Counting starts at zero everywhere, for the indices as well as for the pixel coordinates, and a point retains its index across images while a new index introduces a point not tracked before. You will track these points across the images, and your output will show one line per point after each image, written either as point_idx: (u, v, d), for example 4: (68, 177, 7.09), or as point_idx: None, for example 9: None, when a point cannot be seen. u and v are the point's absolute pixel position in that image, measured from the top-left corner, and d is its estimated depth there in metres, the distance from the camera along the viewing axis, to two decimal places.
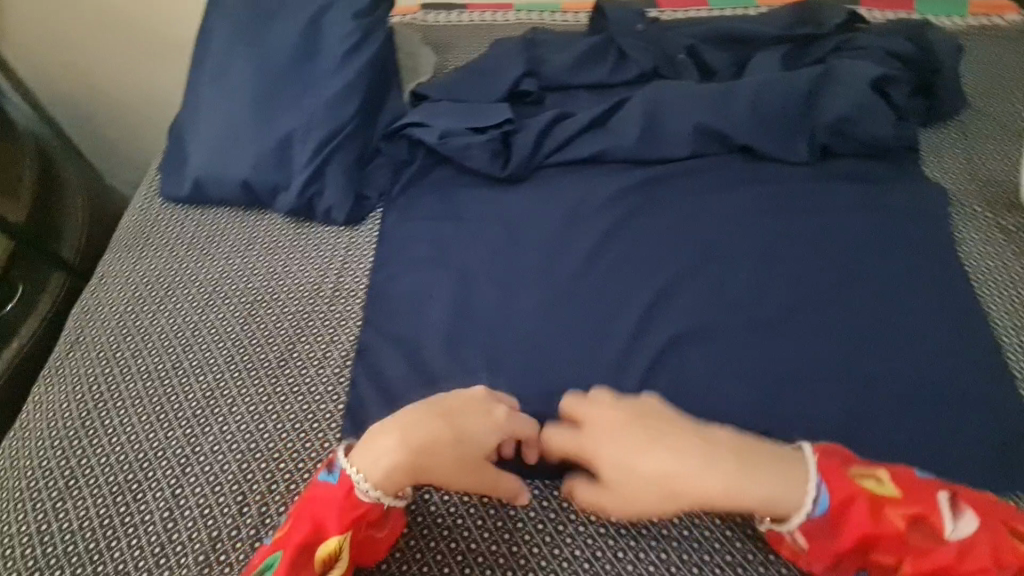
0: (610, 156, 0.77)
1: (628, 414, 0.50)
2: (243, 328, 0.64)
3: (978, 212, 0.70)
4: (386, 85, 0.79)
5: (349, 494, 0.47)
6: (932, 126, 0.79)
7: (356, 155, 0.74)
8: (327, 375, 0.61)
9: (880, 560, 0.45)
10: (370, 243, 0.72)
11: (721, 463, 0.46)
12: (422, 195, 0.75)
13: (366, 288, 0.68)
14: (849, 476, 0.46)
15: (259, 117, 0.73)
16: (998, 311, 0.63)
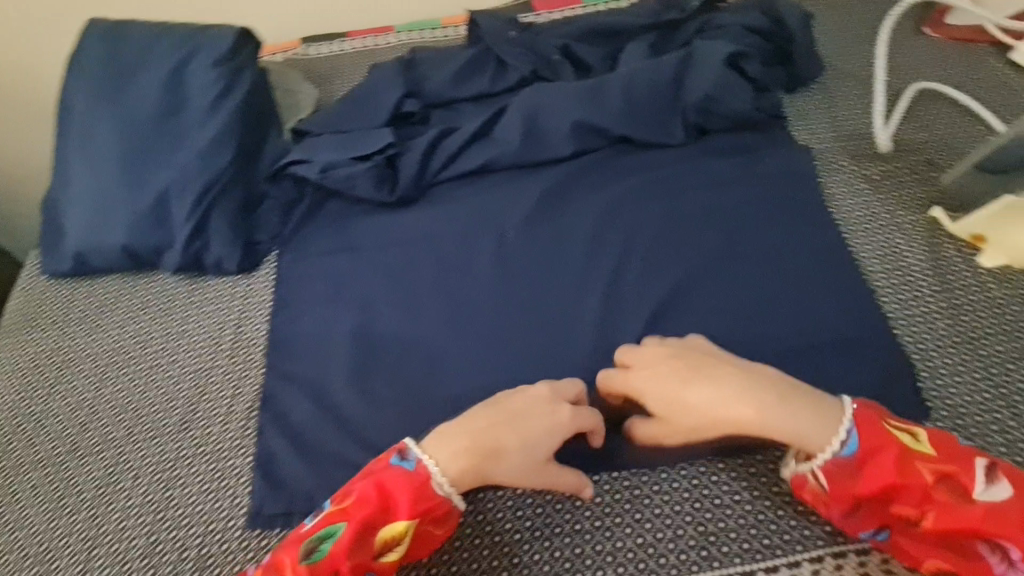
0: (498, 165, 0.77)
1: (676, 358, 0.54)
2: (142, 397, 0.64)
3: (846, 167, 0.75)
4: (262, 124, 0.77)
5: (424, 484, 0.49)
6: (798, 91, 0.82)
7: (239, 202, 0.71)
8: (231, 431, 0.62)
9: (900, 510, 0.46)
10: (267, 287, 0.71)
11: (759, 397, 0.49)
12: (315, 232, 0.74)
13: (266, 335, 0.68)
14: (885, 428, 0.47)
15: (131, 179, 0.70)
16: (865, 259, 0.68)
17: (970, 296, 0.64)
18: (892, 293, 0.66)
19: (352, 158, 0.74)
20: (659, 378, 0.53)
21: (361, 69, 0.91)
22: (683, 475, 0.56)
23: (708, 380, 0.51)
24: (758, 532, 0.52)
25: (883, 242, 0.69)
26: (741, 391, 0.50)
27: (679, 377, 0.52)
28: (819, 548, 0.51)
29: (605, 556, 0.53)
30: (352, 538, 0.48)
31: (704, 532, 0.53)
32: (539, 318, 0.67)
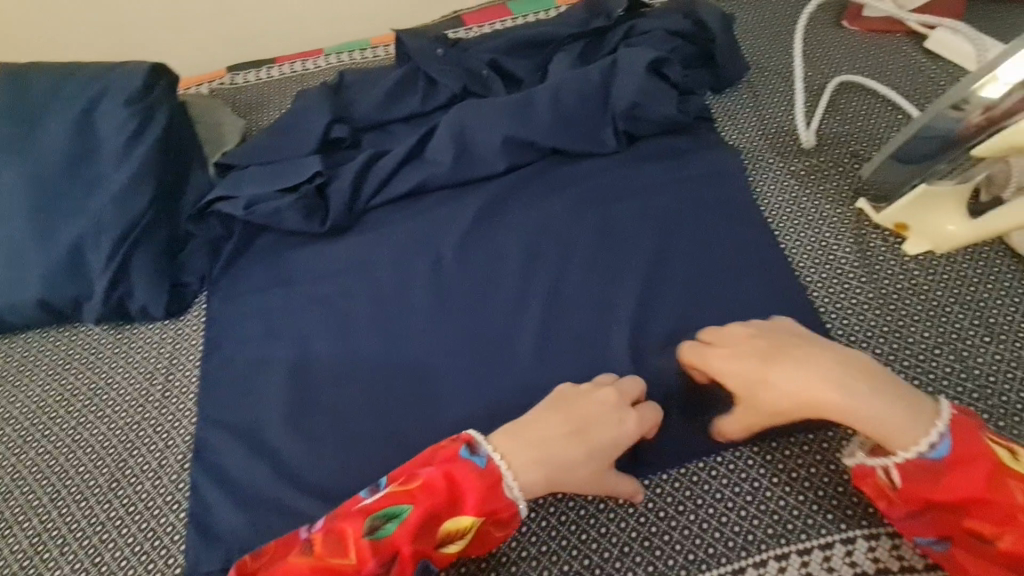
0: (431, 186, 0.75)
1: (768, 344, 0.54)
2: (68, 457, 0.62)
3: (772, 164, 0.76)
4: (183, 161, 0.75)
5: (494, 485, 0.50)
6: (722, 92, 0.84)
7: (162, 246, 0.69)
8: (163, 486, 0.60)
9: (973, 526, 0.45)
10: (196, 332, 0.69)
11: (848, 384, 0.49)
12: (245, 270, 0.72)
13: (197, 382, 0.66)
14: (982, 440, 0.46)
15: (44, 230, 0.67)
16: (794, 254, 0.69)
17: (897, 283, 0.66)
18: (821, 286, 0.67)
19: (278, 191, 0.72)
20: (740, 360, 0.54)
21: (286, 95, 0.89)
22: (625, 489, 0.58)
23: (799, 364, 0.51)
24: (701, 542, 0.55)
25: (811, 236, 0.70)
26: (829, 377, 0.50)
27: (766, 359, 0.53)
28: (761, 553, 0.54)
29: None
30: (416, 526, 0.48)
31: (648, 546, 0.55)
32: (480, 342, 0.66)
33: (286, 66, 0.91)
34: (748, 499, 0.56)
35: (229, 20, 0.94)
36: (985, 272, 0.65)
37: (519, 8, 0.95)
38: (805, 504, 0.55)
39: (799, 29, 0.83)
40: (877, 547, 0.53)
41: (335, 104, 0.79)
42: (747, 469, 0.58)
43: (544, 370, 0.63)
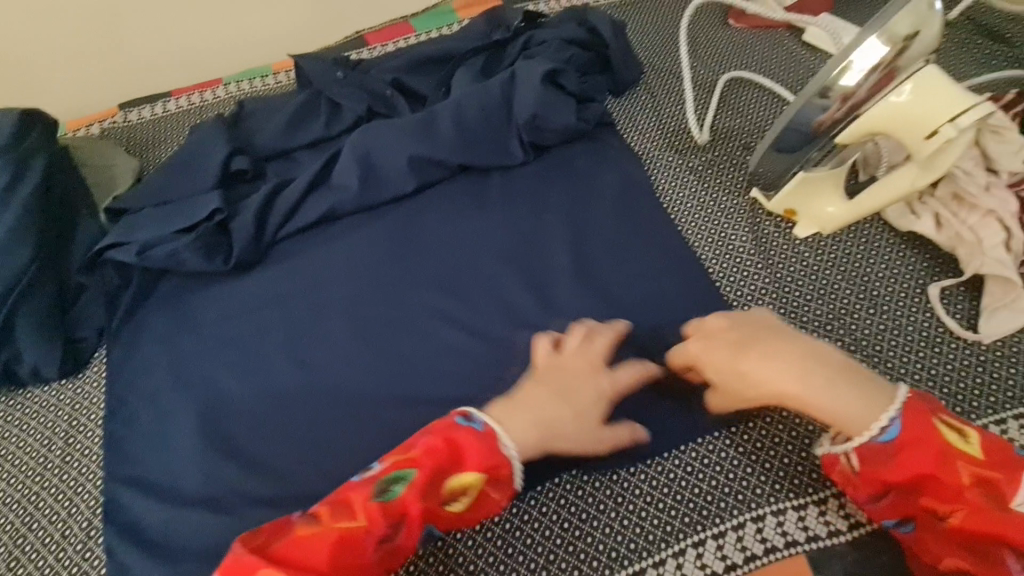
0: (340, 212, 0.75)
1: (741, 335, 0.55)
2: None
3: (671, 162, 0.80)
4: (76, 212, 0.75)
5: (495, 444, 0.52)
6: (622, 95, 0.86)
7: (52, 300, 0.68)
8: (66, 555, 0.59)
9: (930, 504, 0.48)
10: (93, 390, 0.68)
11: (812, 374, 0.51)
12: (148, 316, 0.71)
13: (99, 442, 0.65)
14: (935, 424, 0.48)
15: None
16: (698, 246, 0.72)
17: (791, 266, 0.70)
18: (725, 277, 0.70)
19: (174, 233, 0.72)
20: (716, 350, 0.56)
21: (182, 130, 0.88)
22: (541, 490, 0.59)
23: (767, 360, 0.53)
24: (620, 534, 0.57)
25: (709, 228, 0.74)
26: (797, 368, 0.52)
27: (738, 351, 0.55)
28: (679, 543, 0.55)
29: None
30: (435, 482, 0.51)
31: (566, 544, 0.57)
32: (401, 364, 0.65)
33: (182, 100, 0.91)
34: (660, 485, 0.58)
35: (119, 57, 0.96)
36: (867, 246, 0.70)
37: (419, 24, 0.96)
38: (712, 484, 0.58)
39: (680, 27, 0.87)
40: (787, 521, 0.55)
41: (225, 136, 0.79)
42: (663, 462, 0.60)
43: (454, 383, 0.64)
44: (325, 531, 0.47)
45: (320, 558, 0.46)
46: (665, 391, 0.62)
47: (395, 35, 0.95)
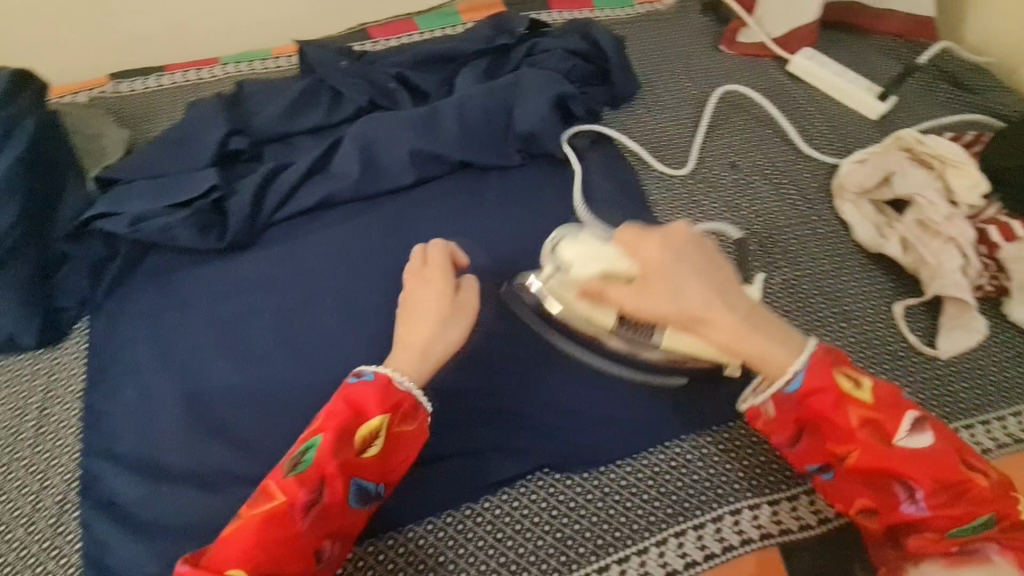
0: (522, 172, 0.81)
1: (671, 252, 0.52)
2: None
3: (831, 221, 0.79)
4: (298, 115, 0.84)
5: (384, 385, 0.53)
6: (774, 142, 0.88)
7: (263, 179, 0.74)
8: (46, 503, 0.56)
9: (834, 450, 0.51)
10: (78, 362, 0.64)
11: (736, 309, 0.52)
12: (334, 216, 0.76)
13: (76, 411, 0.61)
14: (835, 371, 0.51)
15: (175, 154, 0.76)
16: (861, 298, 0.73)
17: (932, 348, 0.69)
18: (860, 343, 0.69)
19: (389, 140, 0.78)
20: (663, 254, 0.52)
21: (395, 48, 0.93)
22: (661, 458, 0.61)
23: (740, 334, 0.51)
24: (729, 523, 0.57)
25: (878, 289, 0.73)
26: (812, 384, 0.51)
27: (691, 269, 0.51)
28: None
29: (585, 534, 0.57)
30: (390, 380, 0.54)
31: (677, 516, 0.58)
32: None
33: (399, 40, 0.99)
34: (780, 494, 0.59)
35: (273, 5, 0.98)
36: (1001, 339, 0.70)
37: (602, 3, 1.05)
38: (832, 514, 0.58)
39: (766, 108, 0.90)
40: None
41: (449, 81, 0.90)
42: (771, 488, 0.59)
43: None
44: (322, 432, 0.51)
45: (329, 444, 0.50)
46: None
47: (579, 7, 1.04)
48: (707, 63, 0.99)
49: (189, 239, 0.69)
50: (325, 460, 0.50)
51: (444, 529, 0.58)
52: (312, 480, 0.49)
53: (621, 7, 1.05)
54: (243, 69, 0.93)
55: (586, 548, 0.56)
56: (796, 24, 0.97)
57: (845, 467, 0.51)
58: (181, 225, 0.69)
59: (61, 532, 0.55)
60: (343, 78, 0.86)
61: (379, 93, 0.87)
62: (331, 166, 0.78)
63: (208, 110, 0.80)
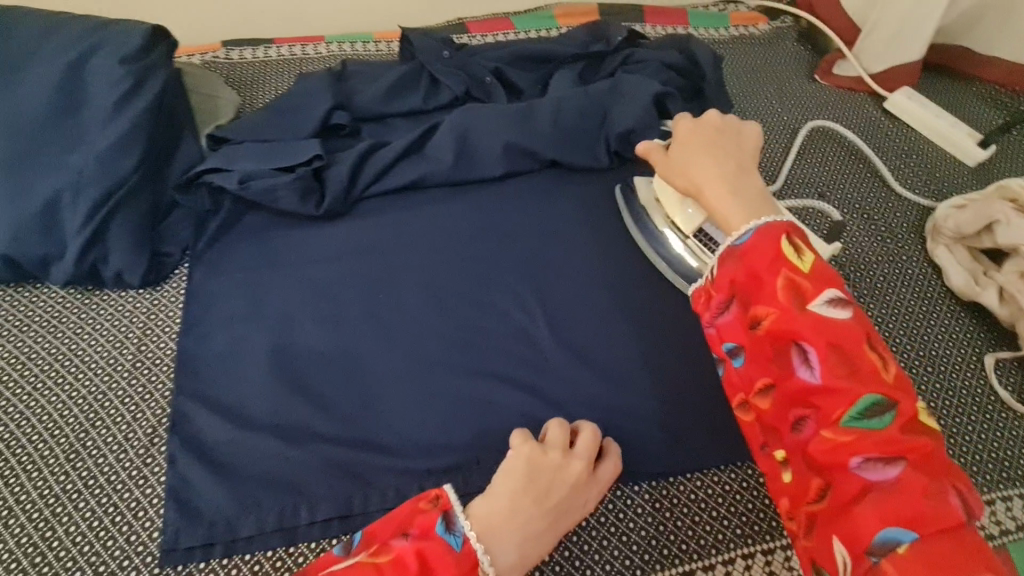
0: (609, 178, 0.82)
1: (707, 128, 0.59)
2: (34, 402, 0.60)
3: (922, 264, 0.77)
4: (396, 98, 0.86)
5: (471, 568, 0.44)
6: (867, 176, 0.86)
7: (363, 154, 0.77)
8: (137, 436, 0.59)
9: (753, 313, 0.46)
10: (175, 305, 0.67)
11: (733, 182, 0.55)
12: (424, 198, 0.78)
13: (170, 351, 0.64)
14: (778, 237, 0.47)
15: (282, 121, 0.80)
16: (946, 345, 0.70)
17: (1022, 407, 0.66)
18: (948, 390, 0.67)
19: (485, 130, 0.79)
20: (697, 129, 0.59)
21: (494, 44, 0.95)
22: (731, 477, 0.60)
23: (721, 192, 0.54)
24: None
25: (964, 337, 0.71)
26: (753, 243, 0.48)
27: (709, 148, 0.57)
28: None
29: (651, 542, 0.57)
30: (477, 563, 0.45)
31: (745, 537, 0.57)
32: (632, 326, 0.68)
33: (496, 37, 1.01)
34: None
35: None
36: None
37: (697, 22, 1.05)
38: None
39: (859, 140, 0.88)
40: None
41: (544, 81, 0.91)
42: None
43: (683, 359, 0.66)
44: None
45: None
46: None
47: (675, 23, 1.04)
48: (802, 91, 0.97)
49: (290, 202, 0.72)
50: None
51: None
52: None
53: (716, 27, 1.06)
54: (346, 49, 0.97)
55: (651, 556, 0.56)
56: (901, 61, 0.95)
57: (759, 333, 0.46)
58: (284, 188, 0.71)
59: (148, 463, 0.57)
60: (444, 66, 0.88)
61: (477, 86, 0.89)
62: (426, 148, 0.79)
63: (316, 84, 0.83)
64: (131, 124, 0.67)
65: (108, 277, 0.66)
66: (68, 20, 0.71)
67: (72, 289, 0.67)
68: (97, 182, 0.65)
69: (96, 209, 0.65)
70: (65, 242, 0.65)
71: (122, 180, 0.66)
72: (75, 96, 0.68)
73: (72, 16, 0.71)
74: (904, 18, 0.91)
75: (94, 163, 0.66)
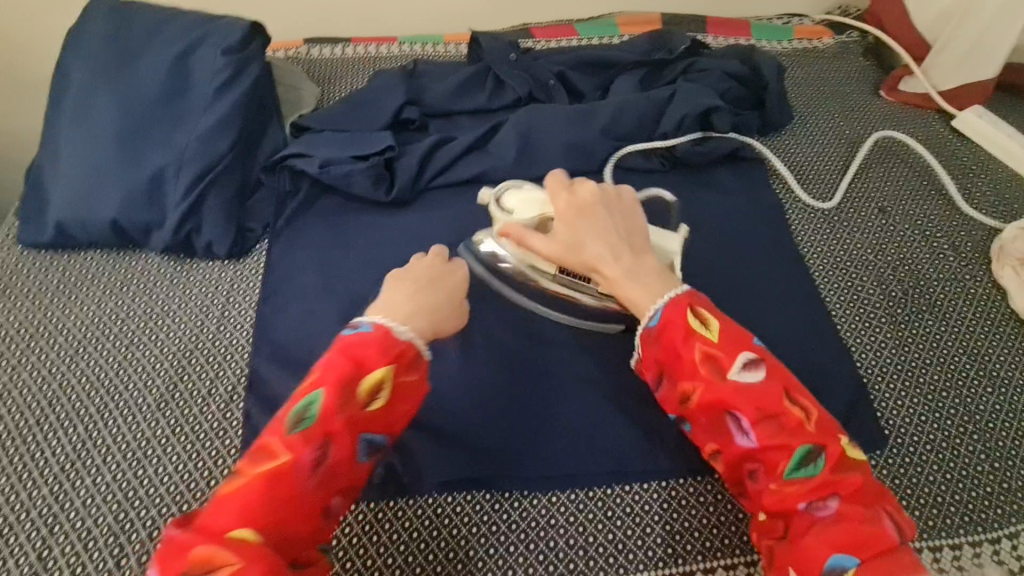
0: (665, 181, 0.83)
1: (579, 205, 0.59)
2: (132, 356, 0.66)
3: (986, 284, 0.75)
4: (462, 97, 0.90)
5: (387, 336, 0.51)
6: (929, 191, 0.85)
7: (430, 147, 0.81)
8: (218, 392, 0.64)
9: (683, 387, 0.53)
10: (256, 276, 0.73)
11: (629, 260, 0.57)
12: (485, 191, 0.81)
13: (250, 318, 0.70)
14: (688, 311, 0.53)
15: (357, 113, 0.85)
16: (1010, 368, 0.69)
17: None
18: (1008, 410, 0.66)
19: (547, 129, 0.82)
20: (566, 216, 0.59)
21: (557, 49, 0.99)
22: None
23: (622, 279, 0.56)
24: None
25: None
26: (668, 322, 0.54)
27: (590, 230, 0.58)
28: None
29: (694, 534, 0.58)
30: (391, 330, 0.51)
31: None
32: None
33: (559, 41, 1.04)
34: None
35: None
36: None
37: (759, 33, 1.06)
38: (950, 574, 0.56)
39: (925, 156, 0.87)
40: None
41: (605, 85, 0.94)
42: None
43: None
44: (320, 387, 0.48)
45: (331, 407, 0.47)
46: (937, 470, 0.62)
47: (737, 34, 1.05)
48: (865, 106, 0.97)
49: (363, 188, 0.77)
50: (329, 419, 0.47)
51: (556, 495, 0.60)
52: (313, 440, 0.47)
53: (778, 39, 1.06)
54: (416, 50, 1.02)
55: (694, 546, 0.57)
56: (974, 80, 0.93)
57: (691, 405, 0.52)
58: (360, 174, 0.76)
59: (227, 418, 0.63)
60: (509, 69, 0.92)
61: (541, 87, 0.92)
62: (490, 144, 0.83)
63: (390, 80, 0.88)
64: (228, 109, 0.74)
65: (200, 246, 0.73)
66: (179, 13, 0.78)
67: (167, 256, 0.74)
68: (197, 160, 0.72)
69: (193, 185, 0.71)
70: (165, 212, 0.72)
71: (218, 160, 0.73)
72: (181, 81, 0.75)
73: (181, 10, 0.79)
74: (979, 35, 0.90)
75: (195, 143, 0.72)
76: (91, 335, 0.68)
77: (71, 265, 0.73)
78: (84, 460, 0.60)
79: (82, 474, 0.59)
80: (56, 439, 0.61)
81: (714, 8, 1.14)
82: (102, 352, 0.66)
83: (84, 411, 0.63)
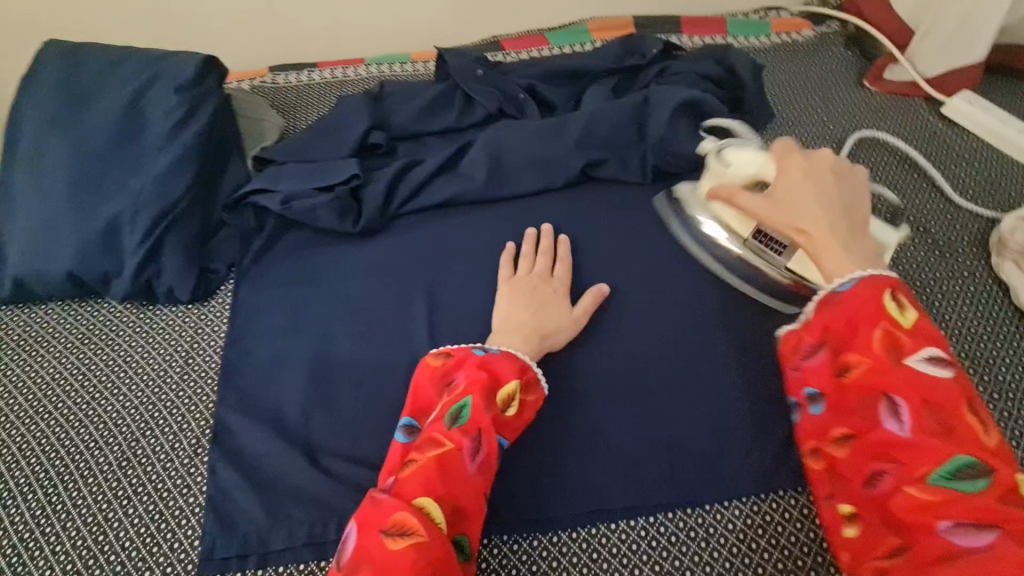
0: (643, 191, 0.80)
1: (813, 169, 0.57)
2: (95, 411, 0.64)
3: (986, 281, 0.71)
4: (431, 117, 0.87)
5: (513, 356, 0.56)
6: (921, 185, 0.81)
7: (397, 173, 0.78)
8: (182, 446, 0.62)
9: (845, 359, 0.48)
10: (221, 319, 0.70)
11: (843, 229, 0.53)
12: (455, 214, 0.78)
13: (215, 364, 0.67)
14: (883, 292, 0.48)
15: (322, 141, 0.82)
16: (1018, 371, 0.65)
17: None
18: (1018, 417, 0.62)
19: (517, 146, 0.79)
20: (801, 177, 0.57)
21: (527, 61, 0.96)
22: (773, 507, 0.57)
23: (827, 245, 0.52)
24: None
25: None
26: (854, 292, 0.48)
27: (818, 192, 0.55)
28: None
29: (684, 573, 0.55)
30: (515, 353, 0.57)
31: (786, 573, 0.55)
32: (663, 347, 0.66)
33: (530, 51, 1.01)
34: None
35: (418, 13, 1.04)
36: None
37: (736, 29, 1.03)
38: None
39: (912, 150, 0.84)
40: None
41: (578, 96, 0.90)
42: None
43: (719, 381, 0.64)
44: (469, 393, 0.52)
45: (481, 404, 0.52)
46: None
47: (712, 32, 1.03)
48: (850, 98, 0.93)
49: (328, 221, 0.74)
50: (480, 416, 0.51)
51: (537, 539, 0.58)
52: (469, 434, 0.50)
53: (756, 34, 1.03)
54: (383, 71, 1.00)
55: None
56: (960, 63, 0.89)
57: (845, 379, 0.47)
58: (324, 207, 0.74)
59: (192, 474, 0.60)
60: (478, 84, 0.89)
61: (511, 102, 0.89)
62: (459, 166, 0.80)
63: (354, 105, 0.85)
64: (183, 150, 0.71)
65: (162, 292, 0.70)
66: (131, 53, 0.76)
67: (130, 304, 0.72)
68: (152, 204, 0.70)
69: (149, 230, 0.69)
70: (123, 259, 0.69)
71: (175, 203, 0.70)
72: (134, 123, 0.73)
73: (133, 49, 0.77)
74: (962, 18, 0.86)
75: (150, 187, 0.70)
76: (52, 392, 0.65)
77: (33, 319, 0.71)
78: (44, 527, 0.57)
79: (42, 541, 0.57)
80: (16, 505, 0.59)
81: (689, 7, 1.11)
82: (63, 409, 0.64)
83: (44, 473, 0.60)
